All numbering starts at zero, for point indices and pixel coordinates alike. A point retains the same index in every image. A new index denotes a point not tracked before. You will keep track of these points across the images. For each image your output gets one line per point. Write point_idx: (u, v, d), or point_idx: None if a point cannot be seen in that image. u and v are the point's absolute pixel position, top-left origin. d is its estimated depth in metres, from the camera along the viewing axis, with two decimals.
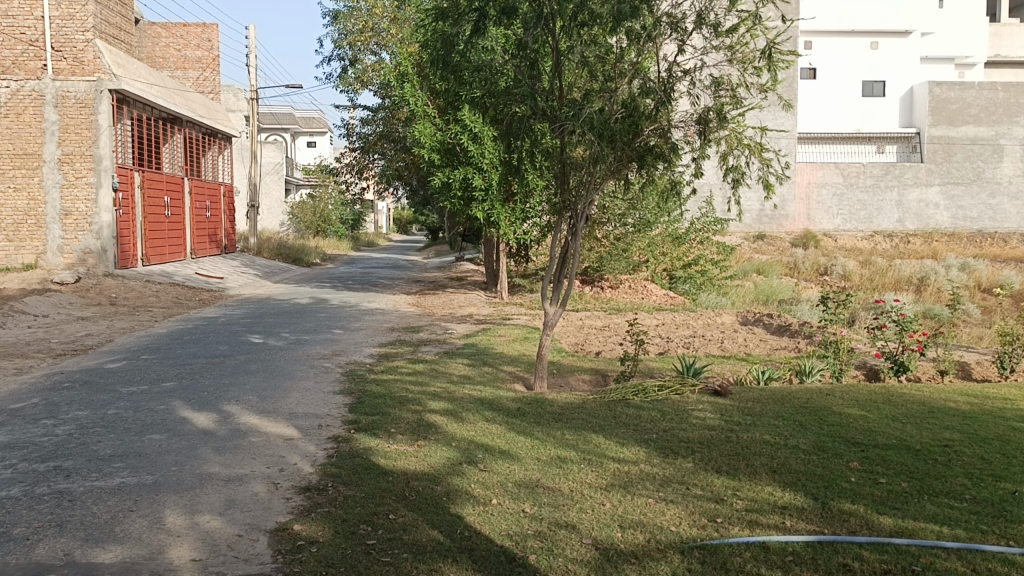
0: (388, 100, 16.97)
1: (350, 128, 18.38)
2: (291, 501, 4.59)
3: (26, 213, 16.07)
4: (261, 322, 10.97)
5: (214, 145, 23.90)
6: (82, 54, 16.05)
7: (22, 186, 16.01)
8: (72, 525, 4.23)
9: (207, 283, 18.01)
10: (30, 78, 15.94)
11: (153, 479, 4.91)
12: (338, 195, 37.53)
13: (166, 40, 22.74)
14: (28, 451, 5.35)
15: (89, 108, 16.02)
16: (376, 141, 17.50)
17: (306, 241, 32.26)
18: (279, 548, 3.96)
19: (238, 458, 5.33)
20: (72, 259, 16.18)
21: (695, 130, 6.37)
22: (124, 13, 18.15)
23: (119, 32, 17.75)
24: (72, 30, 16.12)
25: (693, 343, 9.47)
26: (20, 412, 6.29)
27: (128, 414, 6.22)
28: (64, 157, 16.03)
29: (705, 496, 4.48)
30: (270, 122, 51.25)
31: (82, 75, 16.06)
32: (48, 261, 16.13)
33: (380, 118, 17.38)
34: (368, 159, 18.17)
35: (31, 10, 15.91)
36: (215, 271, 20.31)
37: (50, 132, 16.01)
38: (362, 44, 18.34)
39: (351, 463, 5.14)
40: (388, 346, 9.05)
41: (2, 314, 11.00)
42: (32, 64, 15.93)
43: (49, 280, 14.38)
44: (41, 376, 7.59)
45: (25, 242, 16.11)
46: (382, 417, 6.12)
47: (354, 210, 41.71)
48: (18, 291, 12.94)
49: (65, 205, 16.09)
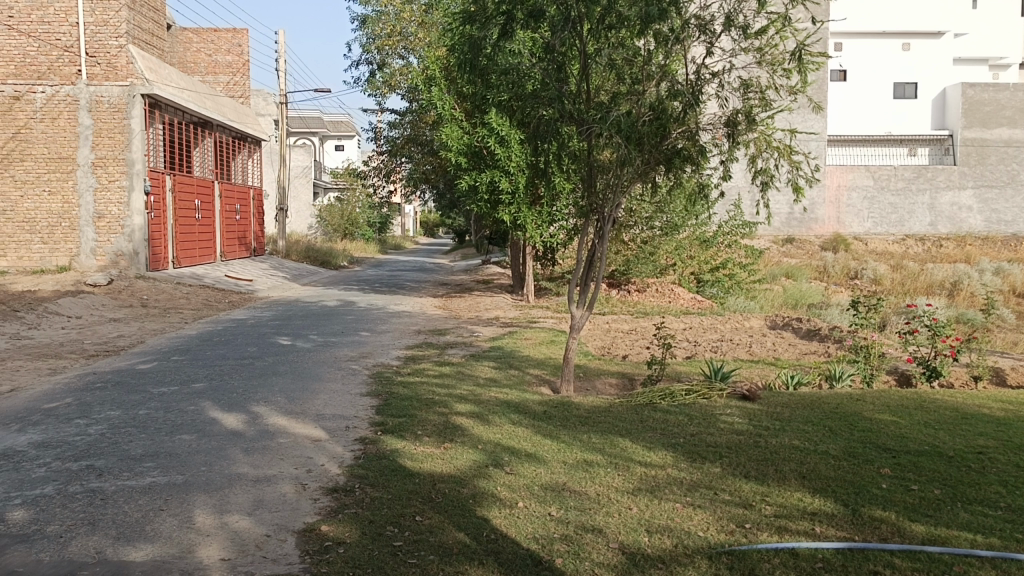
0: (415, 104, 17.06)
1: (378, 132, 18.48)
2: (319, 502, 4.62)
3: (59, 216, 16.33)
4: (289, 325, 11.06)
5: (245, 149, 24.24)
6: (115, 60, 16.32)
7: (57, 190, 16.29)
8: (104, 523, 4.29)
9: (237, 286, 18.21)
10: (64, 83, 16.20)
11: (183, 479, 4.97)
12: (366, 198, 37.78)
13: (198, 44, 23.17)
14: (61, 451, 5.44)
15: (122, 113, 16.29)
16: (403, 144, 17.60)
17: (334, 244, 32.53)
18: (307, 548, 3.99)
19: (267, 458, 5.37)
20: (104, 261, 16.44)
21: (723, 132, 6.31)
22: (156, 18, 18.42)
23: (151, 37, 18.01)
24: (106, 35, 16.37)
25: (721, 347, 9.40)
26: (54, 412, 6.39)
27: (158, 414, 6.31)
28: (98, 160, 16.30)
29: (733, 501, 4.44)
30: (299, 126, 51.74)
31: (115, 80, 16.33)
32: (81, 264, 16.40)
33: (408, 122, 17.48)
34: (395, 162, 18.27)
35: (66, 17, 16.19)
36: (245, 273, 20.54)
37: (84, 136, 16.27)
38: (390, 48, 18.46)
39: (378, 464, 5.17)
40: (415, 348, 9.09)
41: (36, 315, 11.20)
42: (67, 69, 16.21)
43: (82, 282, 14.61)
44: (73, 377, 7.71)
45: (59, 244, 16.37)
46: (408, 419, 6.15)
47: (382, 214, 41.97)
48: (53, 293, 13.16)
49: (98, 208, 16.36)
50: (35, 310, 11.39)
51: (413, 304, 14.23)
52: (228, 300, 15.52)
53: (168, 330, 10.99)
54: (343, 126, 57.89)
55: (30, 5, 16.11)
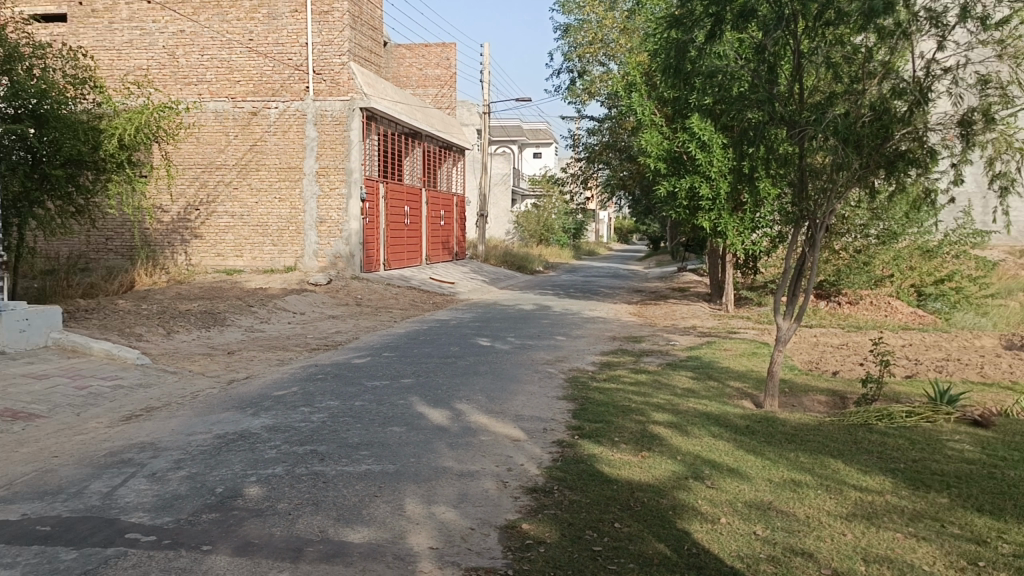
0: (615, 110, 17.09)
1: (577, 139, 18.69)
2: (519, 500, 4.73)
3: (287, 221, 17.94)
4: (489, 327, 11.46)
5: (451, 158, 25.45)
6: (338, 76, 17.72)
7: (285, 197, 17.91)
8: (326, 504, 4.64)
9: (440, 288, 19.14)
10: (294, 99, 17.76)
11: (395, 468, 5.27)
12: (564, 205, 38.40)
13: (410, 59, 24.64)
14: (289, 434, 5.96)
15: (343, 125, 17.64)
16: (602, 150, 17.70)
17: (530, 249, 33.32)
18: (509, 544, 4.09)
19: (470, 454, 5.59)
20: (325, 262, 17.88)
21: (955, 133, 5.73)
22: (374, 37, 19.73)
23: (370, 54, 19.31)
24: (331, 54, 17.72)
25: (947, 367, 8.63)
26: (282, 399, 7.02)
27: (372, 406, 6.74)
28: (321, 169, 17.76)
29: (964, 536, 4.05)
30: (498, 135, 53.56)
31: (337, 95, 17.70)
32: (304, 264, 17.93)
33: (607, 128, 17.57)
34: (593, 168, 18.42)
35: (298, 38, 17.74)
36: (446, 276, 21.52)
37: (309, 147, 17.75)
38: (591, 55, 18.71)
39: (577, 468, 5.21)
40: (611, 354, 9.10)
41: (267, 310, 12.37)
42: (297, 86, 17.76)
43: (305, 281, 15.96)
44: (299, 367, 8.44)
45: (286, 246, 17.98)
46: (606, 425, 6.16)
47: (577, 220, 42.45)
48: (281, 290, 14.48)
49: (321, 213, 17.82)
50: (267, 306, 12.59)
51: (609, 310, 14.27)
52: (433, 302, 16.32)
53: (380, 328, 11.75)
54: (540, 134, 59.23)
55: (268, 28, 17.78)
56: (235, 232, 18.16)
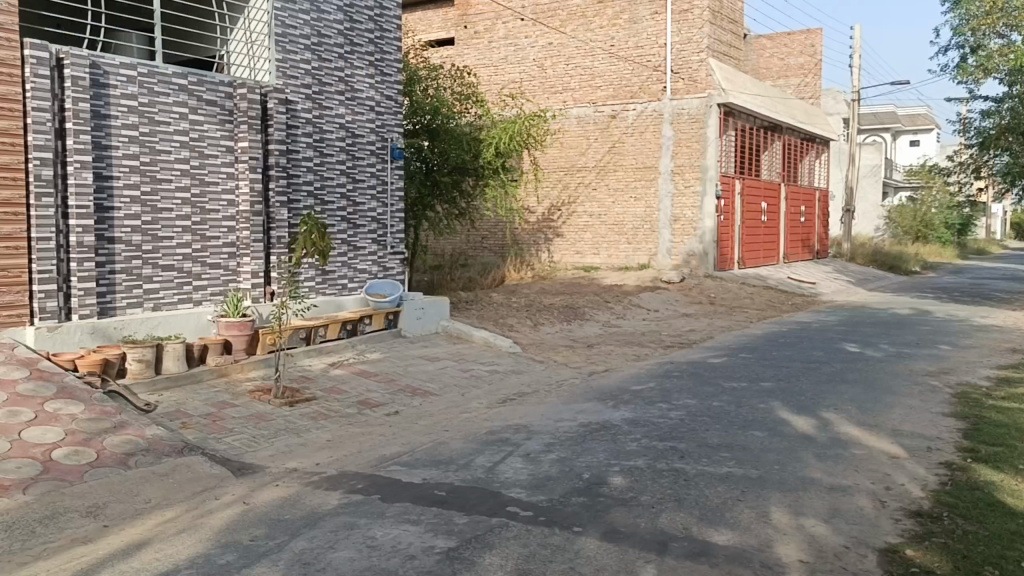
0: (1014, 89, 14.52)
1: (966, 122, 16.50)
2: (902, 523, 4.29)
3: (644, 219, 18.33)
4: (860, 332, 10.61)
5: (812, 150, 24.02)
6: (696, 74, 17.65)
7: (642, 197, 18.32)
8: (689, 502, 4.65)
9: (799, 288, 18.17)
10: (653, 100, 18.09)
11: (758, 474, 5.11)
12: (951, 196, 34.14)
13: (771, 49, 23.70)
14: (649, 429, 6.10)
15: (700, 123, 17.56)
16: (999, 136, 15.23)
17: (902, 247, 30.19)
18: (891, 570, 3.74)
19: (841, 467, 5.21)
20: (679, 260, 17.98)
21: None
22: (736, 30, 19.26)
23: (731, 49, 18.89)
24: (690, 52, 17.70)
25: None
26: (641, 394, 7.21)
27: (731, 407, 6.63)
28: (677, 168, 17.88)
29: None
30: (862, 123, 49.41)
31: (696, 93, 17.65)
32: (659, 262, 18.19)
33: (1004, 111, 15.04)
34: (987, 156, 16.13)
35: (658, 40, 18.03)
36: (806, 276, 20.37)
37: (666, 147, 17.95)
38: (978, 20, 14.61)
39: (972, 496, 4.60)
40: (1012, 369, 7.89)
41: (624, 307, 12.81)
42: (655, 87, 18.06)
43: (660, 279, 16.21)
44: (656, 364, 8.60)
45: (641, 244, 18.42)
46: (1008, 450, 5.34)
47: (960, 215, 37.45)
48: (637, 287, 14.88)
49: (676, 211, 17.95)
50: (624, 303, 13.05)
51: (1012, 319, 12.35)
52: (794, 303, 15.54)
53: (739, 328, 11.52)
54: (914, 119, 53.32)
55: (629, 33, 18.33)
56: (594, 231, 19.05)
